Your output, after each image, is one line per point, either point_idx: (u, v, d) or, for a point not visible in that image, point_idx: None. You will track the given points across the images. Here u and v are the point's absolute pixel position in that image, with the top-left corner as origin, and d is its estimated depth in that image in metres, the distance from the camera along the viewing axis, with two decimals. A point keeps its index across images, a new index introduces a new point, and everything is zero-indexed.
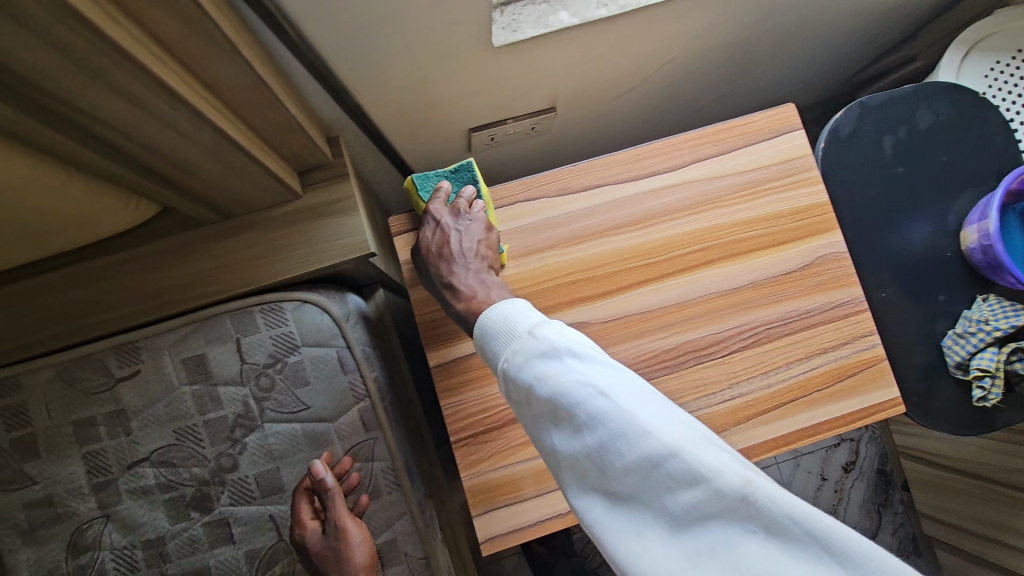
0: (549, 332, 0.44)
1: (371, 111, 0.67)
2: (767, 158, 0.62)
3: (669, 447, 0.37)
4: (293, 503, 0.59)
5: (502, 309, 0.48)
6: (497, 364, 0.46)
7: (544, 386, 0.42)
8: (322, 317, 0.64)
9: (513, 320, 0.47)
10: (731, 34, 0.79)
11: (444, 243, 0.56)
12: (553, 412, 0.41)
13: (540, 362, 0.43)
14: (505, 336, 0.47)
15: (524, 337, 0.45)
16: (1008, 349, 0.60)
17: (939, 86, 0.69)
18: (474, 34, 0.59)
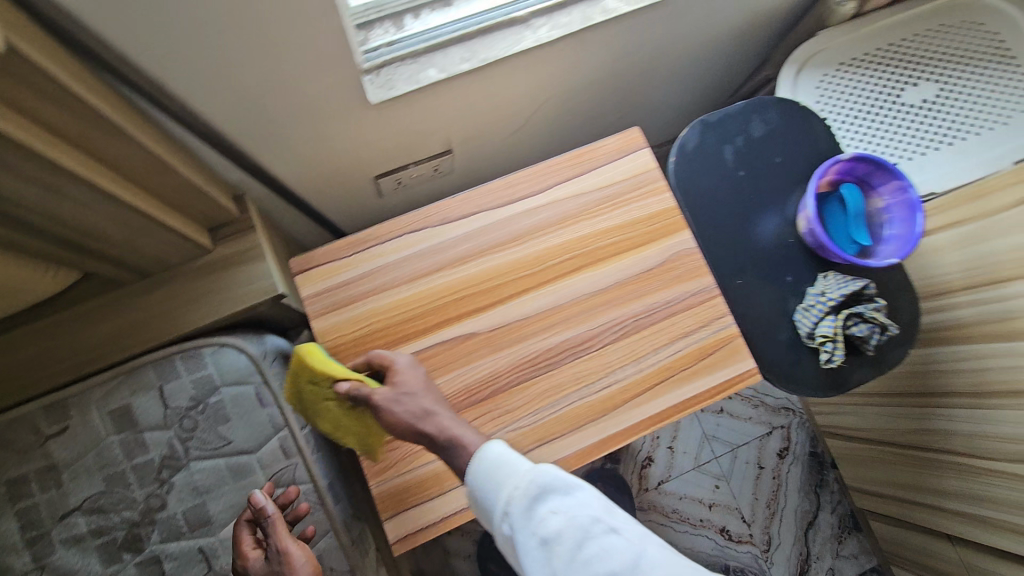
0: (549, 473, 0.50)
1: (272, 168, 0.75)
2: (619, 176, 0.72)
3: None
4: (235, 535, 0.63)
5: (496, 449, 0.52)
6: (503, 499, 0.49)
7: (556, 522, 0.47)
8: (239, 358, 0.70)
9: (509, 459, 0.52)
10: (597, 72, 0.90)
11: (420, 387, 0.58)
12: (571, 548, 0.46)
13: (544, 501, 0.49)
14: (507, 475, 0.50)
15: (528, 475, 0.50)
16: (844, 316, 0.69)
17: (766, 100, 0.81)
18: (350, 94, 0.68)
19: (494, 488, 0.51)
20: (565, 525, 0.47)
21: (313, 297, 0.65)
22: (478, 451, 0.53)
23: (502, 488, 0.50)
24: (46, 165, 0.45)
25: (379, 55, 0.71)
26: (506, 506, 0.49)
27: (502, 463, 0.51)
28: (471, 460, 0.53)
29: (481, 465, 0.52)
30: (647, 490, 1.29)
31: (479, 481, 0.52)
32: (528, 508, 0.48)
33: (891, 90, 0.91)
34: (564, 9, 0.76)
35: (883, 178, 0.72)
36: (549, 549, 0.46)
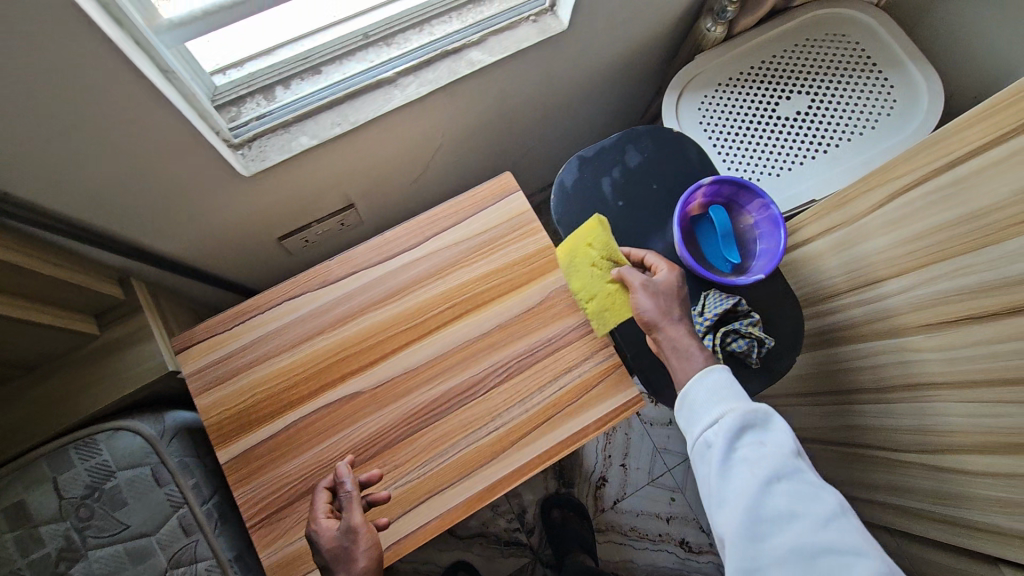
0: (766, 412, 0.60)
1: (161, 248, 0.77)
2: (494, 220, 0.74)
3: (791, 506, 0.53)
4: (312, 498, 0.61)
5: (722, 374, 0.64)
6: (718, 421, 0.61)
7: (761, 453, 0.57)
8: (135, 440, 0.71)
9: (734, 386, 0.63)
10: (485, 117, 0.93)
11: (660, 295, 0.68)
12: (749, 469, 0.56)
13: (760, 432, 0.59)
14: (728, 401, 0.61)
15: (747, 408, 0.61)
16: (720, 334, 0.72)
17: (638, 130, 0.84)
18: (220, 172, 0.70)
19: (708, 406, 0.62)
20: (761, 454, 0.57)
21: (196, 374, 0.66)
22: (703, 371, 0.64)
23: (714, 411, 0.61)
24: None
25: (251, 129, 0.74)
26: (712, 428, 0.61)
27: (725, 383, 0.63)
28: (685, 388, 0.64)
29: (697, 381, 0.64)
30: (603, 510, 1.28)
31: (688, 400, 0.64)
32: (733, 434, 0.59)
33: (766, 104, 0.95)
34: (430, 66, 0.79)
35: (749, 198, 0.76)
36: (749, 466, 0.57)
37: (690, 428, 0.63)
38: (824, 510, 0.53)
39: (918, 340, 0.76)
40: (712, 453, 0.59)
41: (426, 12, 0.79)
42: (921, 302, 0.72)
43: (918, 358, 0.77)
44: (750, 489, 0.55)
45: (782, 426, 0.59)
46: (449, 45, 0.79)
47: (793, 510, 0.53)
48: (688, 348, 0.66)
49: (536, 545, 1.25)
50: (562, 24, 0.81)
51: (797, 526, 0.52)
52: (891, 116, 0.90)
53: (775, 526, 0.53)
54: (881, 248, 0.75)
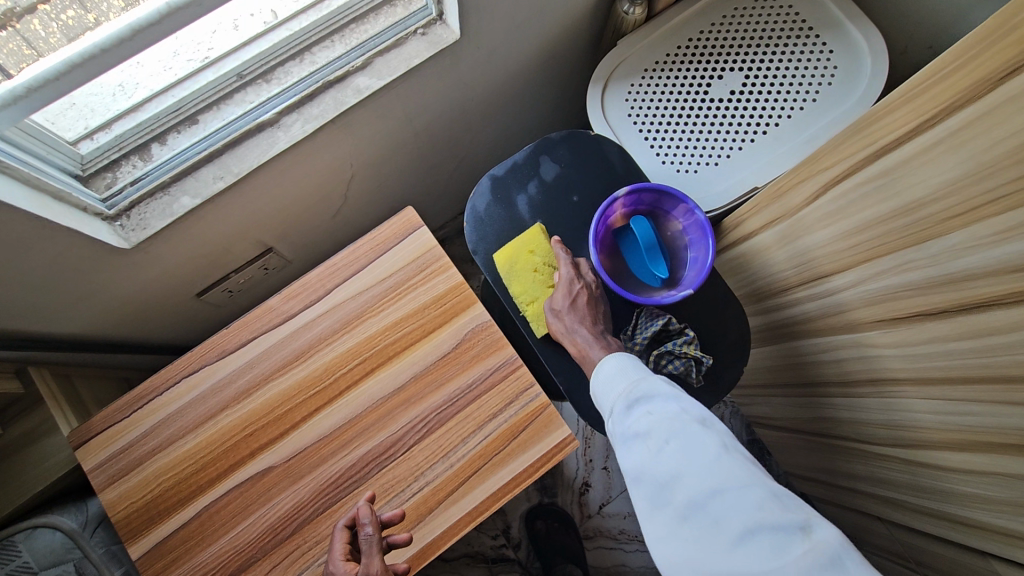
0: (649, 382, 0.57)
1: (61, 331, 0.73)
2: (399, 261, 0.69)
3: (677, 461, 0.49)
4: (334, 538, 0.56)
5: (616, 360, 0.61)
6: (614, 404, 0.58)
7: (646, 423, 0.53)
8: (55, 536, 0.68)
9: (625, 366, 0.60)
10: (396, 138, 0.87)
11: (555, 301, 0.68)
12: (638, 441, 0.53)
13: (647, 402, 0.55)
14: (619, 384, 0.59)
15: (635, 384, 0.57)
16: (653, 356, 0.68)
17: (553, 137, 0.77)
18: (97, 249, 0.66)
19: (606, 396, 0.60)
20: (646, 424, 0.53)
21: (98, 469, 0.63)
22: (598, 364, 0.63)
23: (609, 396, 0.59)
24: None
25: (126, 196, 0.69)
26: (610, 418, 0.58)
27: (616, 367, 0.61)
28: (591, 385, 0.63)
29: (597, 373, 0.62)
30: (590, 516, 1.24)
31: (595, 394, 0.62)
32: (624, 415, 0.56)
33: (697, 87, 0.88)
34: (315, 99, 0.73)
35: (672, 203, 0.70)
36: (640, 439, 0.53)
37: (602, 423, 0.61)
38: (709, 454, 0.48)
39: (874, 335, 0.67)
40: (615, 441, 0.56)
41: (304, 40, 0.72)
42: (867, 299, 0.65)
43: (875, 354, 0.68)
44: (644, 463, 0.51)
45: (667, 390, 0.55)
46: (331, 73, 0.73)
47: (679, 468, 0.49)
48: (586, 354, 0.65)
49: (524, 559, 1.22)
50: (454, 33, 0.74)
51: (686, 480, 0.48)
52: (833, 85, 0.82)
53: (669, 489, 0.49)
54: (822, 243, 0.68)
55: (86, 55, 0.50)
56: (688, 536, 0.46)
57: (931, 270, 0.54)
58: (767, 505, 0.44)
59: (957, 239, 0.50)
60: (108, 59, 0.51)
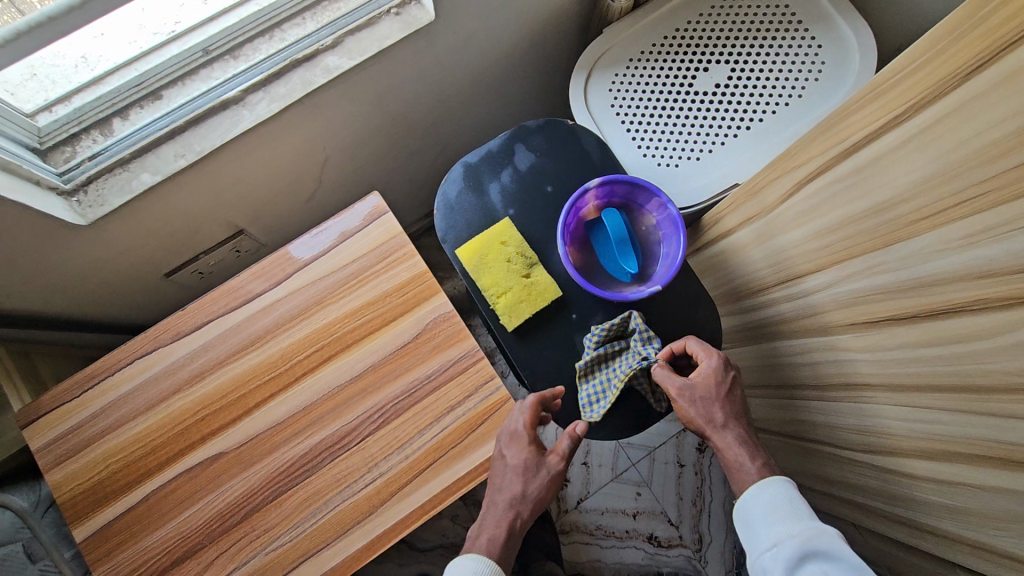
0: (828, 536, 0.51)
1: (16, 308, 0.72)
2: (364, 247, 0.67)
3: None
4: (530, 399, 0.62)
5: (785, 494, 0.57)
6: (778, 543, 0.54)
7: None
8: (5, 516, 0.67)
9: (800, 505, 0.56)
10: (371, 121, 0.85)
11: (696, 397, 0.62)
12: None
13: (822, 561, 0.50)
14: (790, 527, 0.54)
15: (810, 533, 0.53)
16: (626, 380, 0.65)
17: (529, 125, 0.76)
18: (51, 225, 0.64)
19: (766, 529, 0.55)
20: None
21: (44, 449, 0.62)
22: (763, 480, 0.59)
23: (774, 531, 0.55)
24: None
25: (84, 171, 0.67)
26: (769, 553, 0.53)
27: (788, 500, 0.56)
28: (740, 511, 0.59)
29: (759, 491, 0.58)
30: (567, 511, 1.24)
31: (750, 522, 0.57)
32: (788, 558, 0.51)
33: (682, 79, 0.85)
34: (282, 78, 0.71)
35: (645, 197, 0.68)
36: None
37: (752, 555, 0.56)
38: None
39: (847, 339, 0.65)
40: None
41: (275, 15, 0.70)
42: (840, 301, 0.63)
43: (848, 358, 0.67)
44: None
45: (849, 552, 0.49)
46: (300, 52, 0.71)
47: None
48: (741, 461, 0.61)
49: None
50: (428, 14, 0.71)
51: None
52: (819, 81, 0.80)
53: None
54: (796, 242, 0.66)
55: (34, 22, 0.48)
56: None
57: (900, 273, 0.52)
58: None
59: (927, 241, 0.48)
60: (59, 27, 0.50)
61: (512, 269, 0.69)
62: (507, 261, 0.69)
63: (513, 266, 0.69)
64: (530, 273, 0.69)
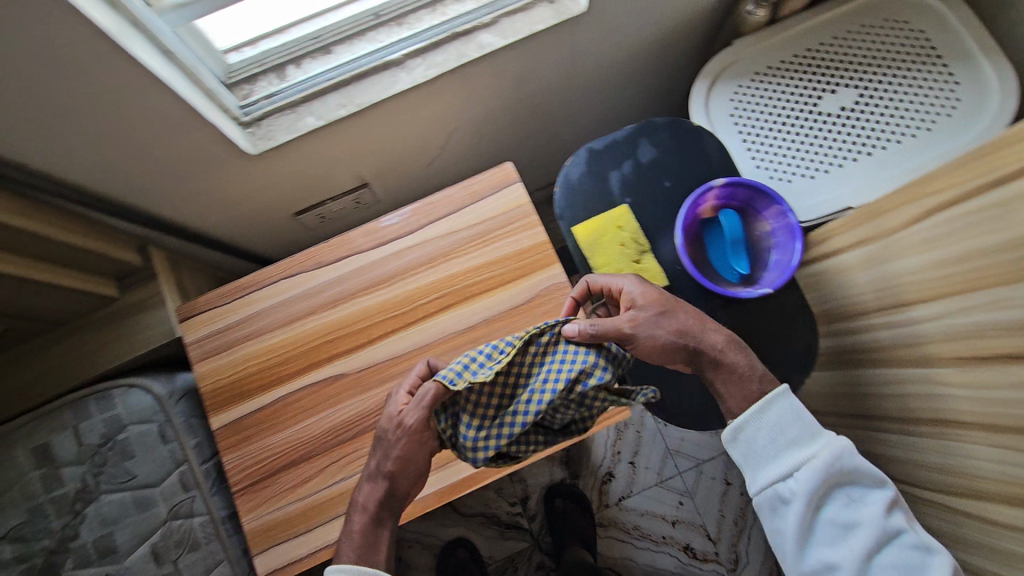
0: (850, 457, 0.60)
1: (179, 220, 0.81)
2: (493, 210, 0.72)
3: (900, 555, 0.57)
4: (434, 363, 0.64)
5: (791, 405, 0.62)
6: (802, 466, 0.60)
7: (847, 510, 0.59)
8: (146, 398, 0.76)
9: (806, 426, 0.61)
10: (502, 99, 0.90)
11: (664, 313, 0.62)
12: (841, 526, 0.59)
13: (843, 482, 0.60)
14: (810, 449, 0.60)
15: (830, 451, 0.60)
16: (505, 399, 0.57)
17: (655, 122, 0.79)
18: (229, 149, 0.72)
19: (779, 454, 0.61)
20: (847, 512, 0.59)
21: (196, 342, 0.70)
22: (764, 404, 0.62)
23: (795, 452, 0.61)
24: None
25: (259, 107, 0.75)
26: (787, 481, 0.60)
27: (794, 423, 0.61)
28: (739, 424, 0.62)
29: (765, 417, 0.62)
30: (607, 506, 1.24)
31: (755, 447, 0.62)
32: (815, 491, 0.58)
33: (806, 99, 0.86)
34: (440, 48, 0.78)
35: (765, 204, 0.70)
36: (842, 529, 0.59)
37: (752, 472, 0.62)
38: (918, 558, 0.57)
39: (949, 372, 0.66)
40: (789, 508, 0.59)
41: None
42: (949, 333, 0.64)
43: (946, 393, 0.67)
44: (843, 550, 0.57)
45: (867, 470, 0.60)
46: (459, 26, 0.77)
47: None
48: (741, 369, 0.63)
49: (536, 530, 1.23)
50: (580, 5, 0.77)
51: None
52: (952, 117, 0.80)
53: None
54: (912, 269, 0.68)
55: None
56: None
57: None
58: None
59: None
60: None
61: (624, 251, 0.73)
62: (621, 243, 0.73)
63: (626, 249, 0.73)
64: (641, 257, 0.73)
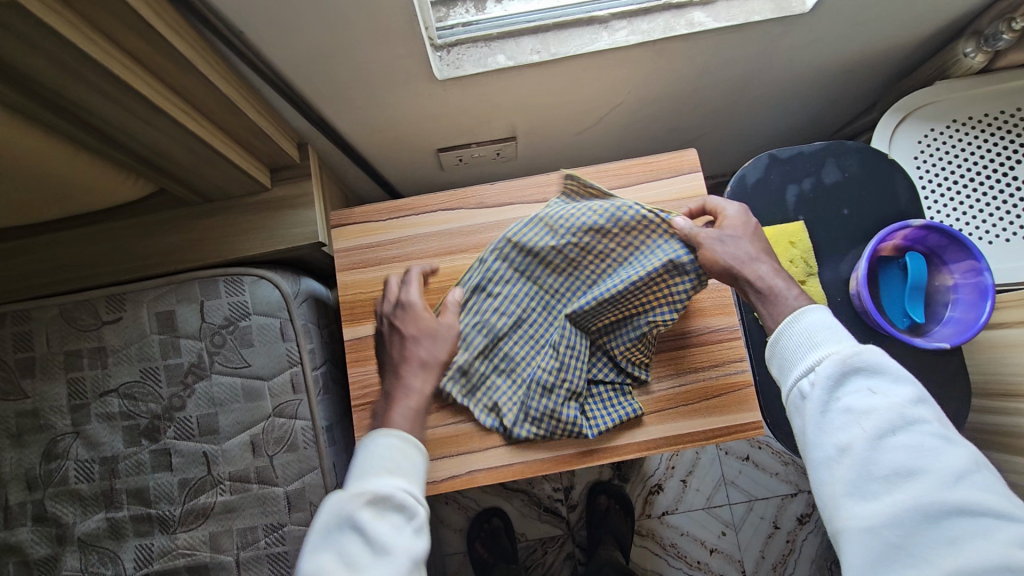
0: (876, 351, 0.50)
1: (340, 128, 0.79)
2: (667, 195, 0.70)
3: (911, 445, 0.46)
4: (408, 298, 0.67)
5: (818, 316, 0.54)
6: (817, 360, 0.52)
7: (864, 397, 0.49)
8: (274, 292, 0.76)
9: (837, 330, 0.53)
10: (678, 86, 0.85)
11: (734, 235, 0.61)
12: (858, 415, 0.48)
13: (866, 374, 0.50)
14: (828, 346, 0.52)
15: (851, 351, 0.51)
16: (566, 234, 0.65)
17: (846, 144, 0.75)
18: (420, 71, 0.70)
19: (803, 352, 0.53)
20: (868, 399, 0.49)
21: (345, 251, 0.70)
22: (795, 314, 0.55)
23: (814, 349, 0.53)
24: (120, 85, 0.50)
25: (455, 34, 0.73)
26: (807, 376, 0.52)
27: (823, 324, 0.54)
28: (775, 328, 0.57)
29: (795, 327, 0.55)
30: (649, 516, 1.23)
31: (787, 349, 0.55)
32: (833, 382, 0.50)
33: (1004, 159, 0.81)
34: (648, 16, 0.74)
35: (956, 256, 0.67)
36: (855, 418, 0.48)
37: (785, 378, 0.55)
38: (939, 445, 0.46)
39: None
40: (808, 401, 0.51)
41: None
42: None
43: None
44: (852, 435, 0.48)
45: (893, 366, 0.50)
46: None
47: (909, 463, 0.46)
48: (775, 292, 0.58)
49: (573, 521, 1.23)
50: (803, 6, 0.72)
51: (917, 477, 0.45)
52: None
53: (876, 467, 0.46)
54: None
55: None
56: (898, 531, 0.44)
57: None
58: (999, 533, 0.42)
59: None
60: None
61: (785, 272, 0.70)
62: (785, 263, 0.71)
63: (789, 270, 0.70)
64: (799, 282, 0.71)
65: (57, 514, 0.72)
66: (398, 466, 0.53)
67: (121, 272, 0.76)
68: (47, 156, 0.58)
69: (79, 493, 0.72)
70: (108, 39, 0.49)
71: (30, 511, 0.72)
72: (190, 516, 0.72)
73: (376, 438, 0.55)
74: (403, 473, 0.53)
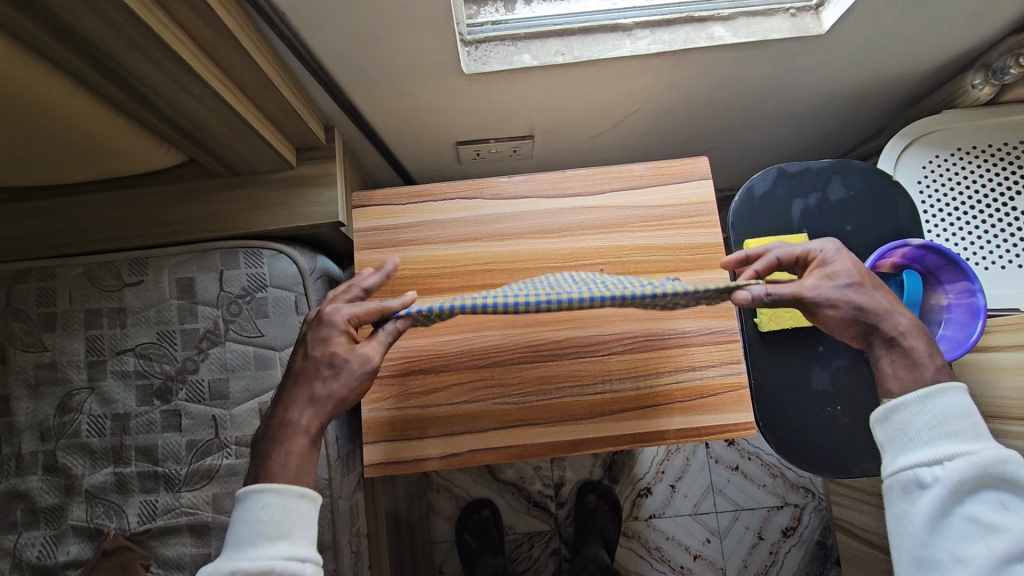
0: (1015, 464, 0.49)
1: (366, 114, 0.82)
2: (679, 199, 0.73)
3: None
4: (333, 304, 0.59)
5: (957, 403, 0.51)
6: (949, 455, 0.49)
7: (993, 511, 0.48)
8: (292, 267, 0.79)
9: (974, 423, 0.50)
10: (694, 97, 0.88)
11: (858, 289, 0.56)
12: (983, 529, 0.48)
13: (998, 486, 0.49)
14: (964, 444, 0.49)
15: (990, 456, 0.49)
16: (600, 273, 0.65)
17: (853, 163, 0.78)
18: (448, 65, 0.73)
19: (930, 438, 0.51)
20: (996, 515, 0.48)
21: (363, 231, 0.73)
22: (936, 390, 0.51)
23: (948, 441, 0.50)
24: (168, 54, 0.53)
25: (483, 31, 0.76)
26: (930, 467, 0.50)
27: (963, 413, 0.50)
28: (894, 400, 0.53)
29: (928, 406, 0.51)
30: (636, 518, 1.25)
31: (908, 429, 0.52)
32: (963, 486, 0.48)
33: (1004, 189, 0.84)
34: (670, 26, 0.77)
35: (951, 276, 0.70)
36: (981, 532, 0.48)
37: (892, 451, 0.53)
38: None
39: None
40: (927, 495, 0.49)
41: None
42: None
43: None
44: (974, 549, 0.47)
45: None
46: (697, 11, 0.77)
47: None
48: (915, 354, 0.54)
49: (561, 518, 1.24)
50: (821, 27, 0.75)
51: None
52: None
53: None
54: None
55: None
56: None
57: None
58: None
59: None
60: None
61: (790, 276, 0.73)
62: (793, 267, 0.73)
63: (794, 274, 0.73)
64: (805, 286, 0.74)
65: (67, 465, 0.74)
66: (285, 531, 0.49)
67: (145, 237, 0.79)
68: (88, 119, 0.61)
69: (90, 446, 0.74)
70: (163, 10, 0.52)
71: (41, 460, 0.74)
72: (195, 476, 0.74)
73: (257, 499, 0.49)
74: (291, 537, 0.49)
